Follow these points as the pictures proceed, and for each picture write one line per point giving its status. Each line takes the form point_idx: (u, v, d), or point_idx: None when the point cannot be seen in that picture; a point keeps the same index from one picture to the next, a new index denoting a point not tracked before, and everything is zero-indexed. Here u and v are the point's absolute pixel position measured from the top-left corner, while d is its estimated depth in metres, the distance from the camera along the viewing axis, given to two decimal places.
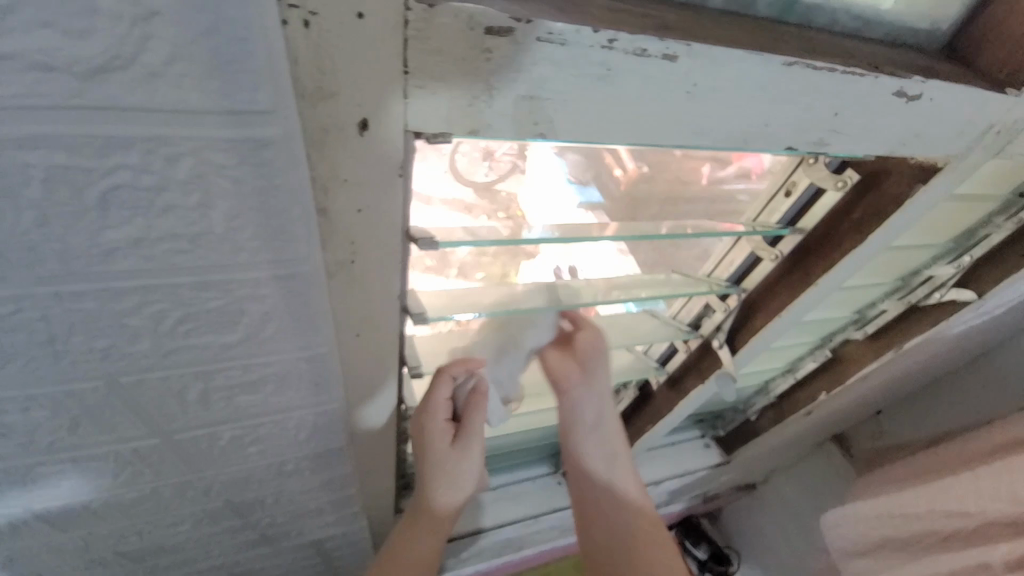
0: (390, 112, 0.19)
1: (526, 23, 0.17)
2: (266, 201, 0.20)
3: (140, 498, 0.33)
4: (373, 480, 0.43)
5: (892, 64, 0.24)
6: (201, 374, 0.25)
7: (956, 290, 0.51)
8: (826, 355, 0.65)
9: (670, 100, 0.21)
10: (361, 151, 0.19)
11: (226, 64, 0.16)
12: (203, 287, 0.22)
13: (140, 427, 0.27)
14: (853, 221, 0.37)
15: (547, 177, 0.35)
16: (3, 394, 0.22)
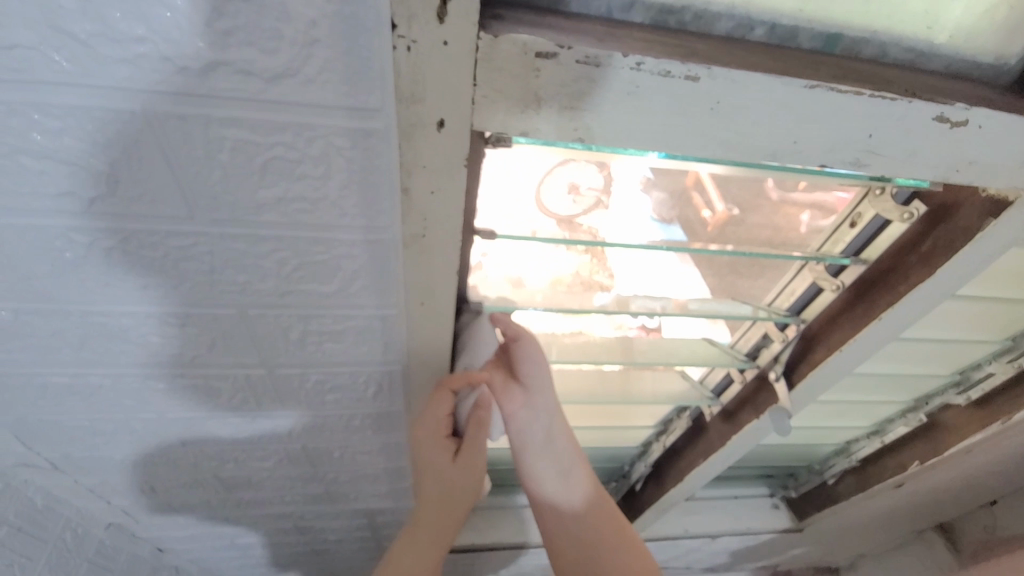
0: (461, 114, 0.23)
1: (567, 49, 0.21)
2: (368, 178, 0.25)
3: (239, 426, 0.45)
4: None
5: (929, 91, 0.27)
6: (303, 318, 0.33)
7: None
8: (919, 419, 0.81)
9: (696, 116, 0.25)
10: (437, 143, 0.24)
11: (357, 73, 0.21)
12: (316, 242, 0.28)
13: (255, 354, 0.36)
14: (921, 253, 0.40)
15: (633, 210, 0.41)
16: (174, 308, 0.31)
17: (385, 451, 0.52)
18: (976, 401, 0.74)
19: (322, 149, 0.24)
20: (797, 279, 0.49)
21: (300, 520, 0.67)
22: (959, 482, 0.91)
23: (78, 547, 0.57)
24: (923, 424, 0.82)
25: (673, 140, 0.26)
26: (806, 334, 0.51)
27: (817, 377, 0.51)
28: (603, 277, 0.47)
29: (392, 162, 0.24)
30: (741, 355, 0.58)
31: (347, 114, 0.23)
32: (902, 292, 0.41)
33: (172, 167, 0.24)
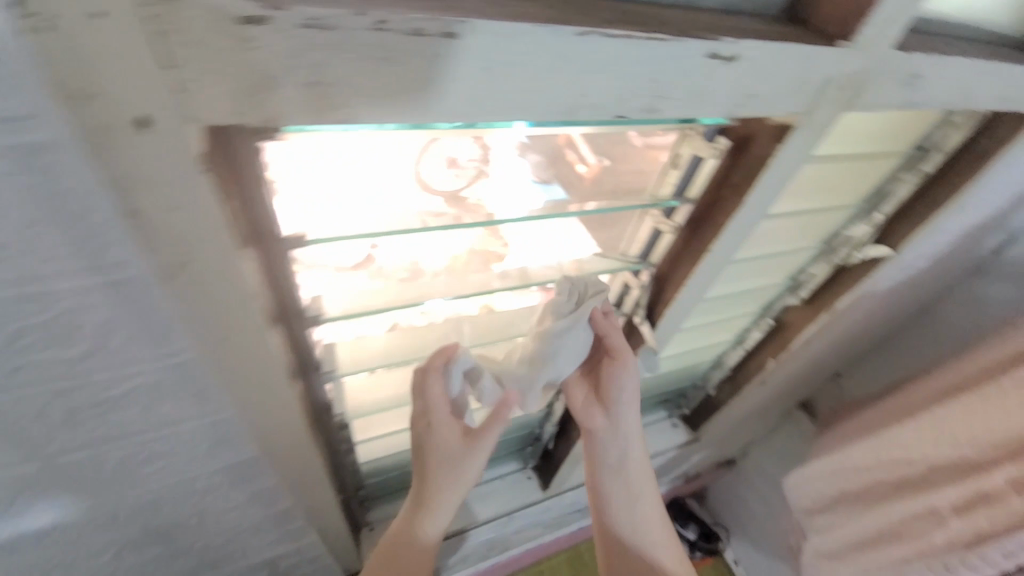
0: (165, 102, 0.21)
1: (275, 13, 0.20)
2: (81, 183, 0.23)
3: (53, 481, 0.38)
4: (307, 467, 0.48)
5: (695, 27, 0.29)
6: (71, 332, 0.29)
7: (874, 247, 0.75)
8: (769, 321, 0.95)
9: (437, 82, 0.25)
10: (137, 141, 0.22)
11: (36, 59, 0.19)
12: (49, 258, 0.26)
13: (42, 381, 0.31)
14: (733, 183, 0.47)
15: (515, 174, 0.51)
16: None
17: (266, 485, 0.47)
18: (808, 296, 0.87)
19: (97, 135, 0.21)
20: (641, 213, 0.55)
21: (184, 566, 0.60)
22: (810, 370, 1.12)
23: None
24: (772, 326, 0.96)
25: (430, 103, 0.26)
26: (662, 266, 0.59)
27: (679, 299, 0.59)
28: (497, 248, 0.58)
29: (183, 139, 0.22)
30: (608, 304, 0.64)
31: (117, 93, 0.20)
32: (726, 218, 0.49)
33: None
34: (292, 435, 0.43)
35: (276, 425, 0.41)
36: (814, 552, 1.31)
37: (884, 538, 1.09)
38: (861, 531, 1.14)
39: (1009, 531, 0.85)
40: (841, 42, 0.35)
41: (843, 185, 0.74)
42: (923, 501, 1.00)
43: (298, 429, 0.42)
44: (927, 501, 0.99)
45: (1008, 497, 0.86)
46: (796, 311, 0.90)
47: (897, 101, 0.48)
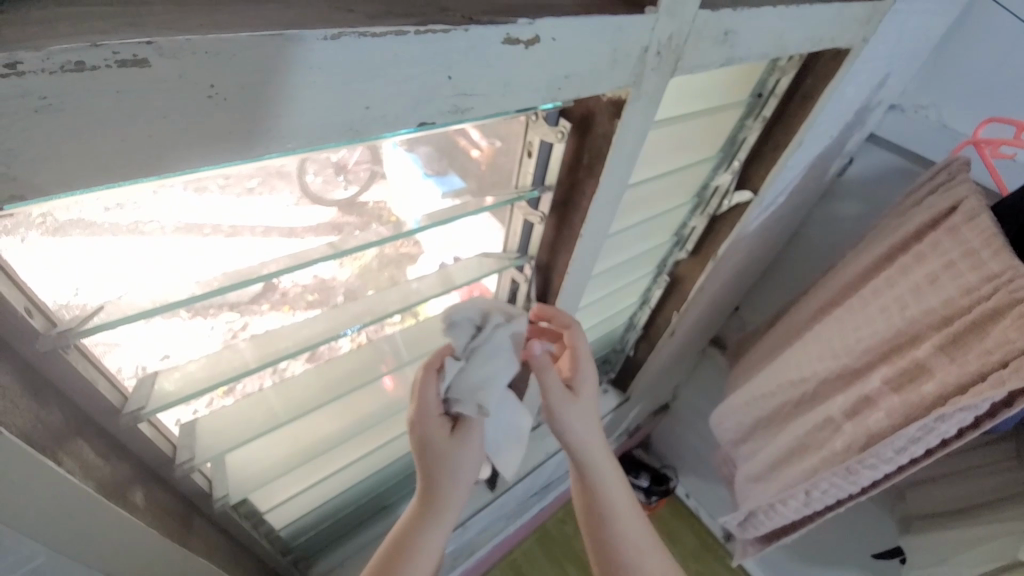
0: (140, 91, 0.28)
1: (219, 44, 0.29)
2: (50, 163, 0.28)
3: None
4: (80, 508, 0.48)
5: (509, 19, 0.40)
6: None
7: (739, 194, 1.22)
8: (683, 252, 1.44)
9: (357, 76, 0.35)
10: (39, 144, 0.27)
11: (39, 73, 0.25)
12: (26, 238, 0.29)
13: None
14: (587, 159, 0.67)
15: (407, 171, 0.73)
16: None
17: (97, 496, 0.49)
18: (732, 211, 1.27)
19: (87, 80, 0.26)
20: (539, 160, 0.71)
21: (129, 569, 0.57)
22: (679, 296, 1.53)
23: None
24: None
25: (354, 85, 0.35)
26: (559, 202, 0.75)
27: (586, 230, 0.75)
28: (409, 245, 0.86)
29: (175, 82, 0.28)
30: (514, 254, 0.86)
31: (115, 43, 0.26)
32: (600, 155, 0.65)
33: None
34: (36, 487, 0.43)
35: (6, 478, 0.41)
36: (747, 475, 1.53)
37: (798, 452, 1.33)
38: (780, 446, 1.38)
39: (888, 425, 1.09)
40: (651, 7, 0.50)
41: (678, 134, 0.99)
42: (823, 412, 1.25)
43: (42, 466, 0.43)
44: (824, 411, 1.24)
45: (881, 393, 1.11)
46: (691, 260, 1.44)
47: (721, 56, 0.64)
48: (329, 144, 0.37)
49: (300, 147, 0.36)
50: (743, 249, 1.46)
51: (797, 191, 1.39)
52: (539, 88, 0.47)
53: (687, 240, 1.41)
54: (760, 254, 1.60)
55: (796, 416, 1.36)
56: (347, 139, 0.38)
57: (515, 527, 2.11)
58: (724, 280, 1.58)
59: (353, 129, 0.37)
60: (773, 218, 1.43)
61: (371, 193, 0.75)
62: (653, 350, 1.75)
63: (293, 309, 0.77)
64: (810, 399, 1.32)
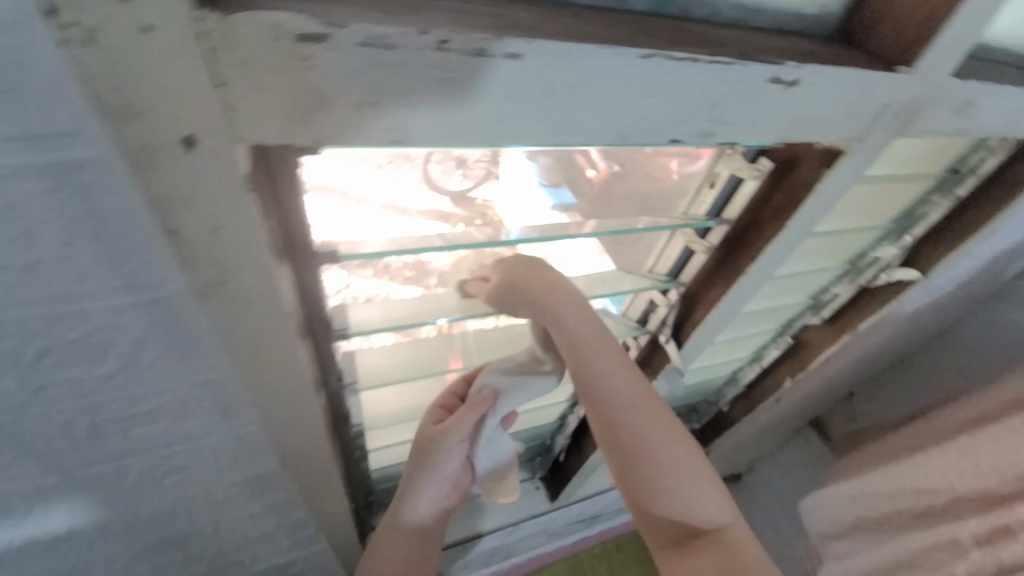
0: (504, 79, 0.34)
1: (571, 50, 0.34)
2: (420, 121, 0.35)
3: (257, 363, 0.48)
4: (294, 403, 0.57)
5: (779, 59, 0.43)
6: (265, 249, 0.39)
7: (903, 271, 1.13)
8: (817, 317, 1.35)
9: (646, 92, 0.40)
10: (420, 107, 0.34)
11: (455, 53, 0.32)
12: None
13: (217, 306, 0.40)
14: (779, 201, 0.68)
15: (521, 177, 0.74)
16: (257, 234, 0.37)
17: (307, 402, 0.58)
18: (887, 286, 1.18)
19: (479, 64, 0.33)
20: (721, 192, 0.73)
21: (300, 455, 0.68)
22: (799, 362, 1.45)
23: (44, 473, 0.51)
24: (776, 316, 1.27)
25: (641, 98, 0.40)
26: (729, 236, 0.76)
27: (753, 269, 0.75)
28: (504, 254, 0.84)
29: (529, 75, 0.35)
30: (662, 276, 0.88)
31: (510, 39, 0.33)
32: (796, 199, 0.66)
33: (371, 54, 0.30)
34: (282, 382, 0.52)
35: (270, 369, 0.50)
36: None
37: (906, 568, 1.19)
38: None
39: None
40: (904, 67, 0.50)
41: (863, 197, 0.95)
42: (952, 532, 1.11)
43: (292, 367, 0.51)
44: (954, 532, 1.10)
45: None
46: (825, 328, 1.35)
47: (952, 125, 0.62)
48: (597, 144, 0.43)
49: (577, 142, 0.42)
50: (886, 331, 1.34)
51: (967, 283, 1.25)
52: (775, 126, 0.49)
53: (825, 306, 1.33)
54: (900, 340, 1.46)
55: (912, 527, 1.22)
56: (614, 142, 0.43)
57: (558, 547, 2.09)
58: (854, 358, 1.45)
59: (624, 133, 0.42)
60: (931, 305, 1.30)
61: (481, 190, 0.73)
62: (751, 410, 1.66)
63: (393, 281, 0.77)
64: (934, 514, 1.18)
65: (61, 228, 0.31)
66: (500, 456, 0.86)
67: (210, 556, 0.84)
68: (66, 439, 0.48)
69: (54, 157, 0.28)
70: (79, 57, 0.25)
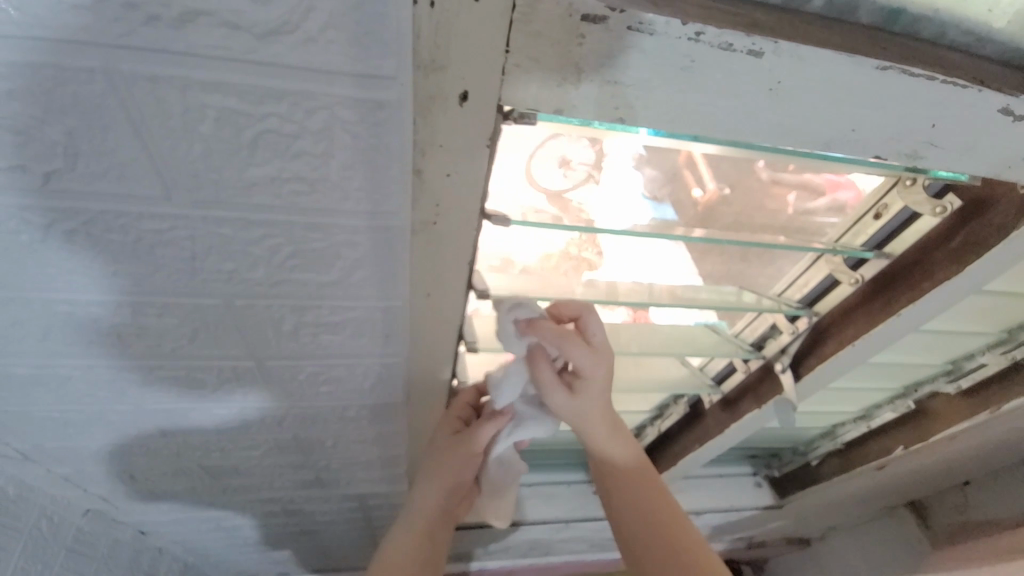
0: (736, 74, 0.36)
1: (811, 52, 0.36)
2: (650, 106, 0.38)
3: (429, 301, 0.55)
4: (440, 344, 0.63)
5: (1019, 89, 0.41)
6: (476, 200, 0.45)
7: None
8: (954, 386, 1.21)
9: (866, 106, 0.40)
10: (653, 92, 0.37)
11: (702, 46, 0.35)
12: None
13: (423, 241, 0.47)
14: (961, 242, 0.63)
15: (625, 182, 0.68)
16: (475, 184, 0.43)
17: (451, 344, 0.64)
18: None
19: (723, 56, 0.35)
20: (886, 225, 0.69)
21: (423, 396, 0.75)
22: (919, 431, 1.30)
23: (241, 360, 0.61)
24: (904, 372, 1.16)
25: (862, 108, 0.40)
26: (887, 272, 0.72)
27: (906, 311, 0.70)
28: (591, 256, 0.77)
29: (764, 73, 0.36)
30: (794, 301, 0.84)
31: (759, 37, 0.35)
32: (986, 243, 0.61)
33: (637, 38, 0.34)
34: (440, 320, 0.58)
35: (438, 308, 0.57)
36: None
37: None
38: None
39: None
40: None
41: None
42: None
43: (452, 311, 0.57)
44: None
45: None
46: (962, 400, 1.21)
47: None
48: (800, 149, 0.43)
49: (779, 144, 0.42)
50: None
51: None
52: (992, 159, 0.46)
53: (965, 375, 1.19)
54: None
55: None
56: (812, 150, 0.43)
57: (599, 557, 2.07)
58: (990, 442, 1.28)
59: (827, 143, 0.43)
60: None
61: (578, 193, 0.66)
62: (846, 471, 1.52)
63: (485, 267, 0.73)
64: None
65: (350, 153, 0.39)
66: (507, 469, 0.85)
67: (320, 468, 0.96)
68: (272, 333, 0.57)
69: (367, 94, 0.35)
70: (421, 15, 0.31)
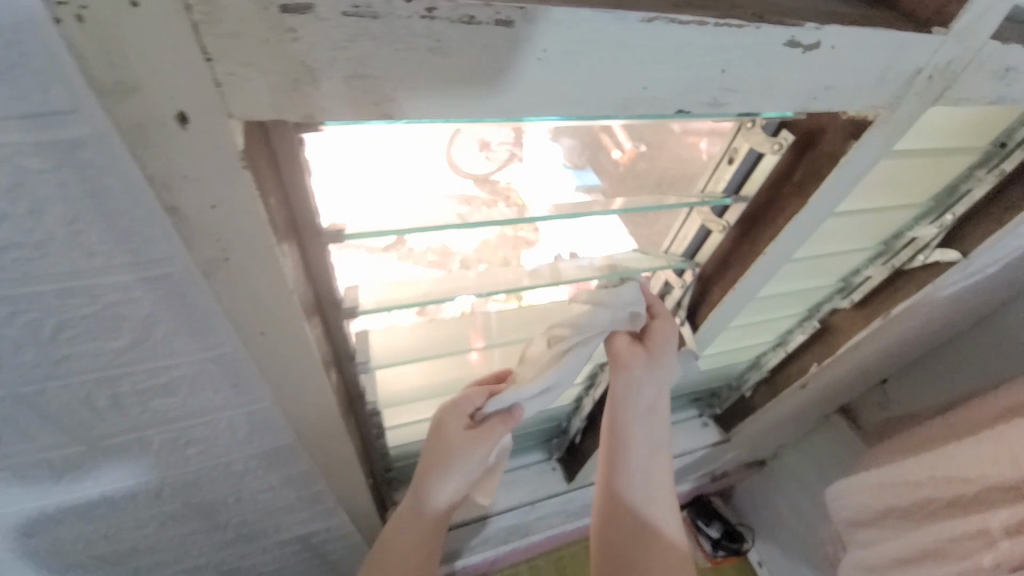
0: (492, 50, 0.33)
1: (563, 13, 0.33)
2: (415, 97, 0.34)
3: (262, 344, 0.50)
4: (303, 382, 0.58)
5: (798, 22, 0.40)
6: (263, 231, 0.39)
7: (941, 252, 1.06)
8: (848, 301, 1.29)
9: (646, 61, 0.38)
10: (411, 85, 0.33)
11: (436, 25, 0.31)
12: None
13: (219, 285, 0.42)
14: (801, 176, 0.64)
15: (550, 161, 0.78)
16: (250, 212, 0.37)
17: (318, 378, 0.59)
18: (924, 267, 1.11)
19: (470, 30, 0.32)
20: (739, 168, 0.69)
21: (314, 435, 0.70)
22: (826, 347, 1.40)
23: (72, 443, 0.54)
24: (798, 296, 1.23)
25: (641, 65, 0.38)
26: (747, 214, 0.73)
27: (770, 249, 0.72)
28: (525, 235, 0.83)
29: (524, 43, 0.33)
30: (679, 257, 0.84)
31: (502, 4, 0.31)
32: (819, 175, 0.62)
33: (359, 23, 0.29)
34: (288, 360, 0.53)
35: (280, 349, 0.51)
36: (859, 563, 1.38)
37: (931, 557, 1.18)
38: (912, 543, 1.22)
39: None
40: (940, 29, 0.46)
41: (898, 175, 0.90)
42: (979, 522, 1.08)
43: (298, 347, 0.52)
44: (983, 521, 1.07)
45: None
46: (855, 313, 1.29)
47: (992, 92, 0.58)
48: (599, 116, 0.41)
49: (573, 113, 0.40)
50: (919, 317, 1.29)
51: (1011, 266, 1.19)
52: (797, 96, 0.46)
53: (855, 289, 1.27)
54: (935, 326, 1.40)
55: (940, 518, 1.19)
56: (613, 113, 0.41)
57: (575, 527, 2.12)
58: (887, 344, 1.40)
59: (625, 103, 0.41)
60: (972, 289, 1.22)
61: (504, 172, 0.77)
62: (775, 396, 1.62)
63: (416, 263, 0.79)
64: (964, 504, 1.15)
65: (67, 202, 0.34)
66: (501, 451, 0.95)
67: (238, 524, 0.89)
68: (87, 409, 0.51)
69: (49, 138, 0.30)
70: (72, 35, 0.26)
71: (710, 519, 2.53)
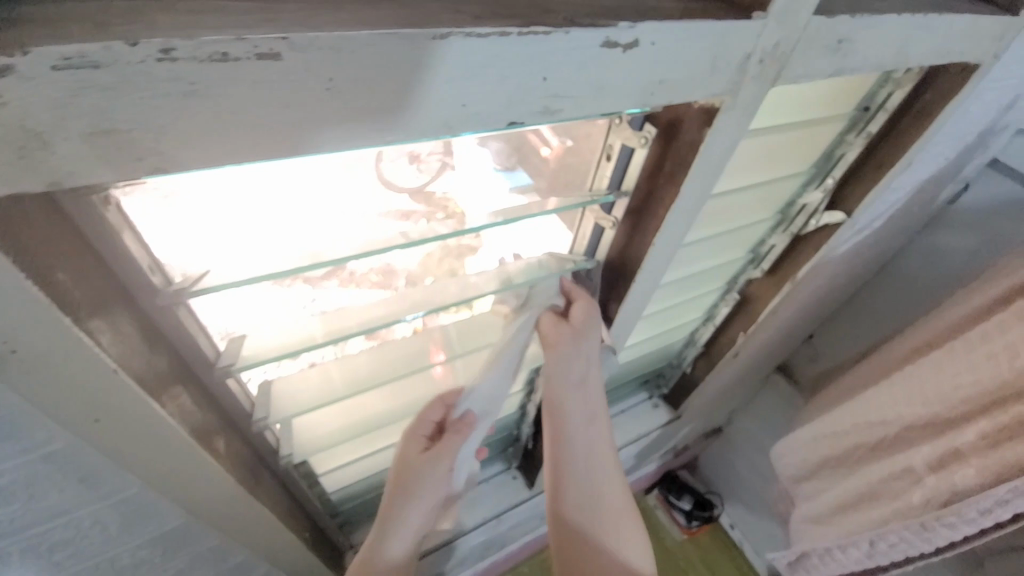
0: (265, 87, 0.30)
1: (337, 40, 0.30)
2: (191, 147, 0.30)
3: (101, 427, 0.45)
4: (169, 457, 0.53)
5: (610, 22, 0.40)
6: (48, 311, 0.35)
7: (830, 215, 1.13)
8: (760, 270, 1.35)
9: (453, 78, 0.36)
10: (179, 135, 0.30)
11: (183, 68, 0.27)
12: None
13: (18, 372, 0.37)
14: (670, 166, 0.65)
15: (476, 166, 0.75)
16: (20, 295, 0.33)
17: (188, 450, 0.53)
18: (819, 231, 1.18)
19: (228, 69, 0.28)
20: (618, 164, 0.69)
21: (208, 507, 0.64)
22: (747, 315, 1.46)
23: None
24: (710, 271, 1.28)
25: (448, 83, 0.36)
26: (632, 208, 0.73)
27: (657, 239, 0.73)
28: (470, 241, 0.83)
29: (301, 75, 0.30)
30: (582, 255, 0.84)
31: (257, 37, 0.28)
32: (685, 163, 0.63)
33: (78, 77, 0.26)
34: (139, 436, 0.48)
35: (125, 425, 0.46)
36: (807, 516, 1.45)
37: (866, 500, 1.25)
38: (848, 490, 1.29)
39: (977, 483, 0.99)
40: (758, 13, 0.48)
41: (767, 148, 0.96)
42: (903, 461, 1.15)
43: (147, 421, 0.47)
44: (906, 460, 1.14)
45: (974, 449, 1.00)
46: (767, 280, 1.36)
47: (830, 67, 0.60)
48: (423, 139, 0.39)
49: (389, 139, 0.37)
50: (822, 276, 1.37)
51: (895, 219, 1.28)
52: (632, 94, 0.46)
53: (764, 258, 1.33)
54: (842, 281, 1.49)
55: (869, 462, 1.26)
56: (438, 134, 0.39)
57: None
58: (801, 305, 1.48)
59: (447, 123, 0.39)
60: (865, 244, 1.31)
61: (438, 183, 0.74)
62: (713, 369, 1.67)
63: (361, 287, 0.76)
64: (887, 445, 1.22)
65: None
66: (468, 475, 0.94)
67: None
68: None
69: None
70: None
71: (681, 493, 2.59)
